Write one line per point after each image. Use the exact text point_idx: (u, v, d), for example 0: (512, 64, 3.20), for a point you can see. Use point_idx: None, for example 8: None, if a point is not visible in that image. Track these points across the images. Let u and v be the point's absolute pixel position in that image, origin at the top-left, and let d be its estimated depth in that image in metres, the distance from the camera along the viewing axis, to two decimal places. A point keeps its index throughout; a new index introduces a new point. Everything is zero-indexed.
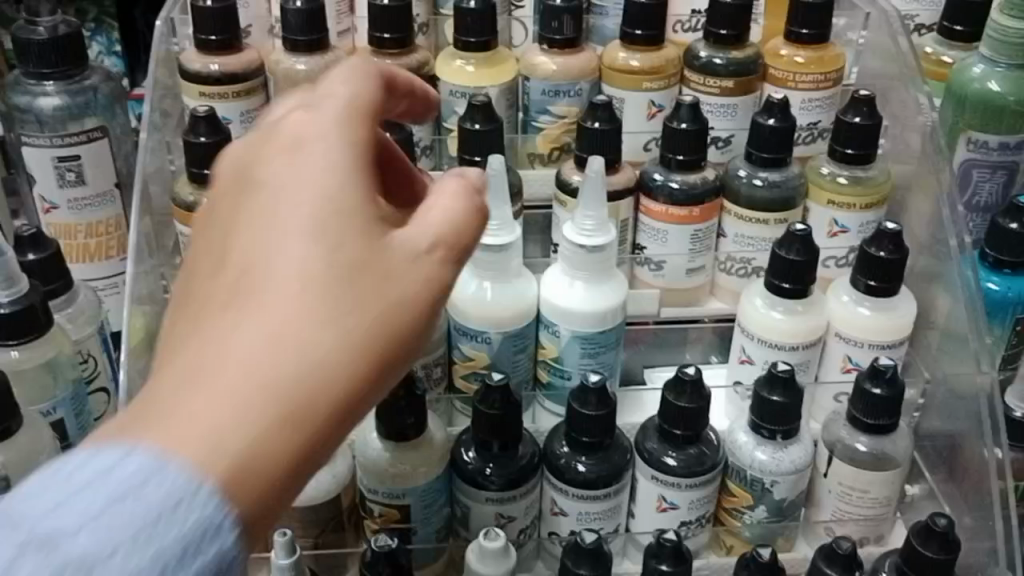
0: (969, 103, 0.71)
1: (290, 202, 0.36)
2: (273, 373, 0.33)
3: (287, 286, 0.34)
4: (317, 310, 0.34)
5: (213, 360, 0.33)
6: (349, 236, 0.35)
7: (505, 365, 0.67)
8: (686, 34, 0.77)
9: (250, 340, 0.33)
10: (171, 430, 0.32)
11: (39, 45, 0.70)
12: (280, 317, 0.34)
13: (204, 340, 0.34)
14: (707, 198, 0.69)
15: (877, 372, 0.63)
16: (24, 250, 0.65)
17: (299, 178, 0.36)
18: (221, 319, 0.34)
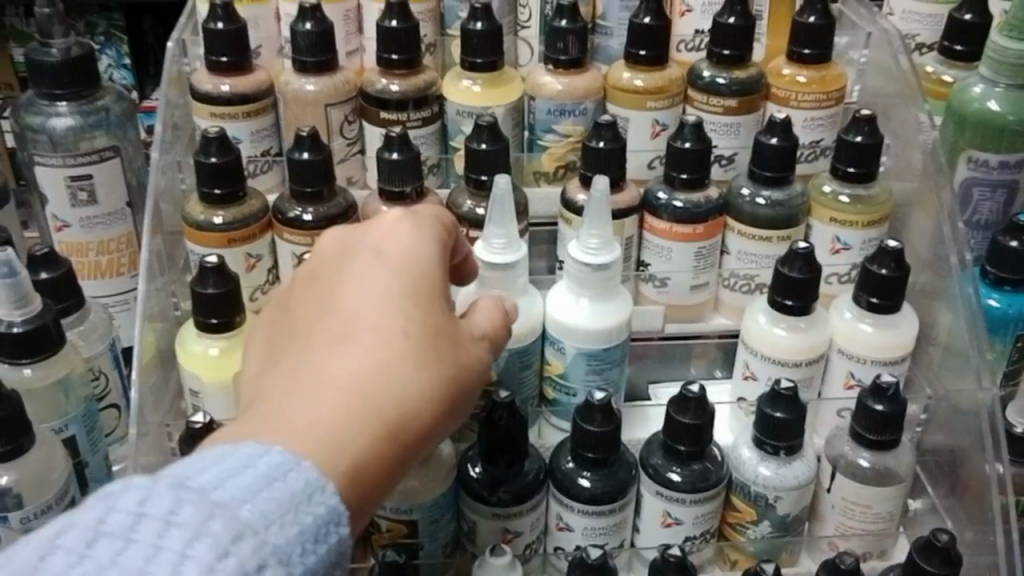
0: (969, 123, 0.71)
1: (391, 278, 0.48)
2: (377, 405, 0.44)
3: (390, 338, 0.45)
4: (409, 360, 0.45)
5: (333, 389, 0.43)
6: (432, 313, 0.47)
7: (511, 381, 0.68)
8: (689, 54, 0.78)
9: (363, 376, 0.44)
10: (302, 437, 0.42)
11: (52, 66, 0.71)
12: (384, 362, 0.45)
13: (326, 372, 0.44)
14: (711, 216, 0.70)
15: (878, 390, 0.64)
16: (38, 270, 0.66)
17: (399, 261, 0.49)
18: (339, 358, 0.45)
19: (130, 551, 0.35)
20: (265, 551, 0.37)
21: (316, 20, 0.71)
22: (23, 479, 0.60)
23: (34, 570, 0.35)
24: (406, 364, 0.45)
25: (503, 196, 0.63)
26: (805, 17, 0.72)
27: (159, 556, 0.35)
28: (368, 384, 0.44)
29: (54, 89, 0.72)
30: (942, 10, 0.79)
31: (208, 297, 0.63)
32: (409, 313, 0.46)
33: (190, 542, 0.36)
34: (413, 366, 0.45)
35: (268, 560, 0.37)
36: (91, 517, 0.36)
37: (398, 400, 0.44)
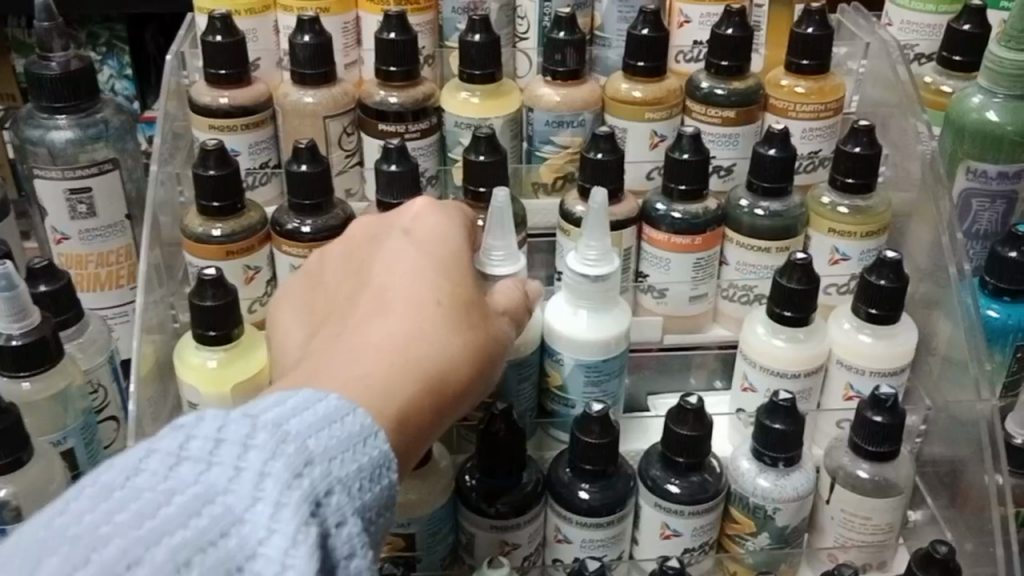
0: (968, 133, 0.71)
1: (421, 259, 0.51)
2: (418, 358, 0.46)
3: (427, 301, 0.48)
4: (445, 324, 0.48)
5: (376, 342, 0.46)
6: (462, 284, 0.50)
7: (511, 392, 0.68)
8: (688, 64, 0.78)
9: (404, 331, 0.47)
10: (349, 386, 0.43)
11: (51, 79, 0.72)
12: (423, 321, 0.47)
13: (368, 334, 0.46)
14: (709, 228, 0.70)
15: (877, 401, 0.64)
16: (37, 282, 0.66)
17: (430, 244, 0.53)
18: (380, 322, 0.47)
19: (210, 472, 0.37)
20: (332, 478, 0.39)
21: (314, 33, 0.71)
22: (21, 491, 0.60)
23: (122, 487, 0.36)
24: (444, 324, 0.48)
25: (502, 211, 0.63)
26: (804, 28, 0.72)
27: (240, 475, 0.37)
28: (409, 339, 0.47)
29: (53, 102, 0.72)
30: (940, 21, 0.79)
31: (206, 309, 0.63)
32: (442, 283, 0.50)
33: (267, 461, 0.38)
34: (449, 325, 0.48)
35: (335, 487, 0.39)
36: (172, 443, 0.38)
37: (436, 354, 0.47)
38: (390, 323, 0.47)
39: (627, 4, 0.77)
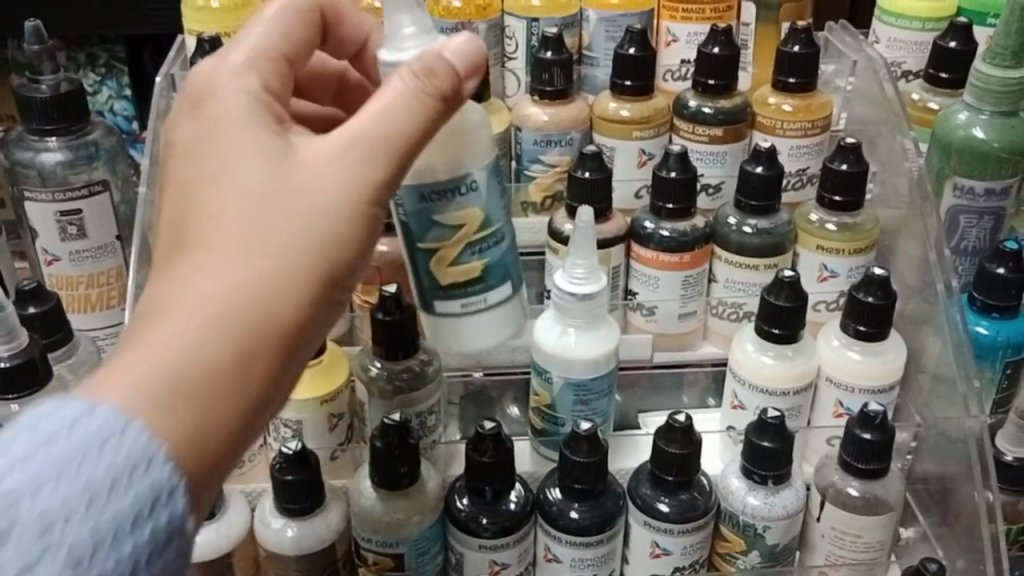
0: (954, 150, 0.71)
1: (220, 157, 0.45)
2: (245, 306, 0.42)
3: (237, 232, 0.43)
4: (244, 253, 0.43)
5: (192, 302, 0.42)
6: (276, 181, 0.45)
7: (495, 222, 0.58)
8: (676, 83, 0.79)
9: (197, 279, 0.42)
10: (142, 361, 0.40)
11: (41, 102, 0.72)
12: (236, 261, 0.43)
13: (167, 291, 0.43)
14: (697, 245, 0.70)
15: (866, 418, 0.64)
16: (26, 304, 0.66)
17: (231, 135, 0.45)
18: (179, 270, 0.43)
19: None
20: (19, 515, 0.35)
21: None
22: None
23: None
24: (260, 254, 0.43)
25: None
26: (790, 46, 0.73)
27: None
28: (226, 289, 0.42)
29: (44, 124, 0.73)
30: (927, 38, 0.79)
31: None
32: (256, 193, 0.44)
33: None
34: (269, 253, 0.43)
35: (21, 528, 0.35)
36: None
37: (267, 290, 0.43)
38: (207, 277, 0.42)
39: (615, 23, 0.78)
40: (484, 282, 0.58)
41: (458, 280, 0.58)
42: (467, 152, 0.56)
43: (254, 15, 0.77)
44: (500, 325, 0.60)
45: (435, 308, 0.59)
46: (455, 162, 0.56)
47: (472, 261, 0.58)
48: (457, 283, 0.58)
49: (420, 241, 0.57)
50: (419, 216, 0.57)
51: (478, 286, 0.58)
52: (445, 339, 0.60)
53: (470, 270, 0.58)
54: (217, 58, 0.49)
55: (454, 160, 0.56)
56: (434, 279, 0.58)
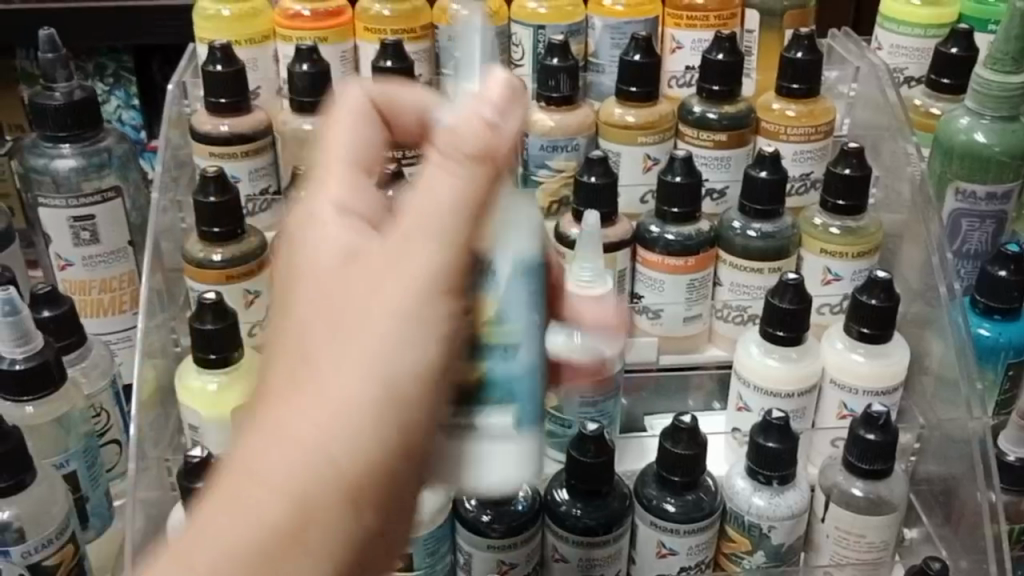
0: (956, 155, 0.72)
1: (289, 316, 0.45)
2: (309, 456, 0.42)
3: (300, 382, 0.43)
4: (302, 422, 0.42)
5: (261, 461, 0.42)
6: (333, 311, 0.44)
7: (520, 328, 0.52)
8: (680, 90, 0.80)
9: (261, 457, 0.42)
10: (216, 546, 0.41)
11: (55, 110, 0.73)
12: (299, 409, 0.43)
13: (239, 467, 0.42)
14: (702, 249, 0.71)
15: (870, 418, 0.65)
16: (40, 308, 0.67)
17: (301, 279, 0.46)
18: (251, 443, 0.43)
19: None
20: None
21: (312, 62, 0.73)
22: (25, 513, 0.61)
23: None
24: (319, 400, 0.43)
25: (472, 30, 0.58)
26: (793, 52, 0.74)
27: None
28: (291, 441, 0.42)
29: (58, 131, 0.74)
30: (928, 44, 0.80)
31: (207, 332, 0.64)
32: (314, 331, 0.44)
33: None
34: (327, 394, 0.43)
35: None
36: None
37: (331, 434, 0.42)
38: (273, 433, 0.42)
39: (620, 30, 0.79)
40: (485, 394, 0.51)
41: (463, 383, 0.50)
42: (507, 236, 0.51)
43: (264, 24, 0.78)
44: (484, 459, 0.51)
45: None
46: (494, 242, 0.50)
47: (480, 364, 0.51)
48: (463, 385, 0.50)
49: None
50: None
51: (477, 395, 0.51)
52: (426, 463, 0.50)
53: (476, 374, 0.51)
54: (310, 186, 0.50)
55: (495, 241, 0.50)
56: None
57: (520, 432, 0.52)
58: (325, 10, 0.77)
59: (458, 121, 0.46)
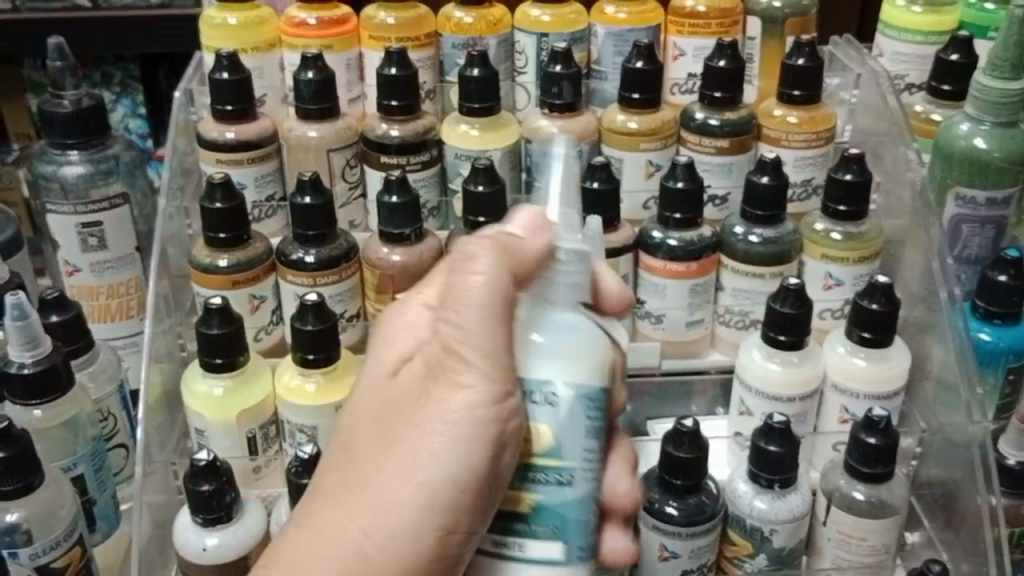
0: (956, 160, 0.73)
1: (358, 411, 0.53)
2: (355, 560, 0.49)
3: (358, 484, 0.51)
4: (363, 514, 0.50)
5: (310, 563, 0.50)
6: (389, 420, 0.52)
7: (570, 457, 0.50)
8: (682, 96, 0.81)
9: (326, 535, 0.50)
10: None
11: (64, 117, 0.74)
12: (353, 515, 0.50)
13: (304, 544, 0.51)
14: (703, 254, 0.72)
15: (870, 422, 0.65)
16: (48, 312, 0.68)
17: (373, 378, 0.54)
18: (315, 527, 0.51)
19: None
20: None
21: (317, 69, 0.73)
22: (32, 515, 0.62)
23: None
24: (370, 509, 0.50)
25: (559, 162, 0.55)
26: (794, 59, 0.74)
27: None
28: (339, 546, 0.50)
29: (66, 138, 0.75)
30: (929, 51, 0.81)
31: (213, 337, 0.65)
32: (374, 435, 0.52)
33: None
34: (376, 503, 0.50)
35: None
36: None
37: (374, 540, 0.49)
38: (330, 536, 0.50)
39: (623, 38, 0.79)
40: (528, 522, 0.50)
41: (504, 509, 0.51)
42: (558, 362, 0.50)
43: (270, 32, 0.79)
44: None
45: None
46: (541, 368, 0.50)
47: (522, 490, 0.51)
48: (504, 511, 0.51)
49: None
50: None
51: (520, 524, 0.51)
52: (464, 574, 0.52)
53: (517, 499, 0.51)
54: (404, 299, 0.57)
55: (545, 368, 0.50)
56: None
57: (563, 565, 0.50)
58: (330, 19, 0.77)
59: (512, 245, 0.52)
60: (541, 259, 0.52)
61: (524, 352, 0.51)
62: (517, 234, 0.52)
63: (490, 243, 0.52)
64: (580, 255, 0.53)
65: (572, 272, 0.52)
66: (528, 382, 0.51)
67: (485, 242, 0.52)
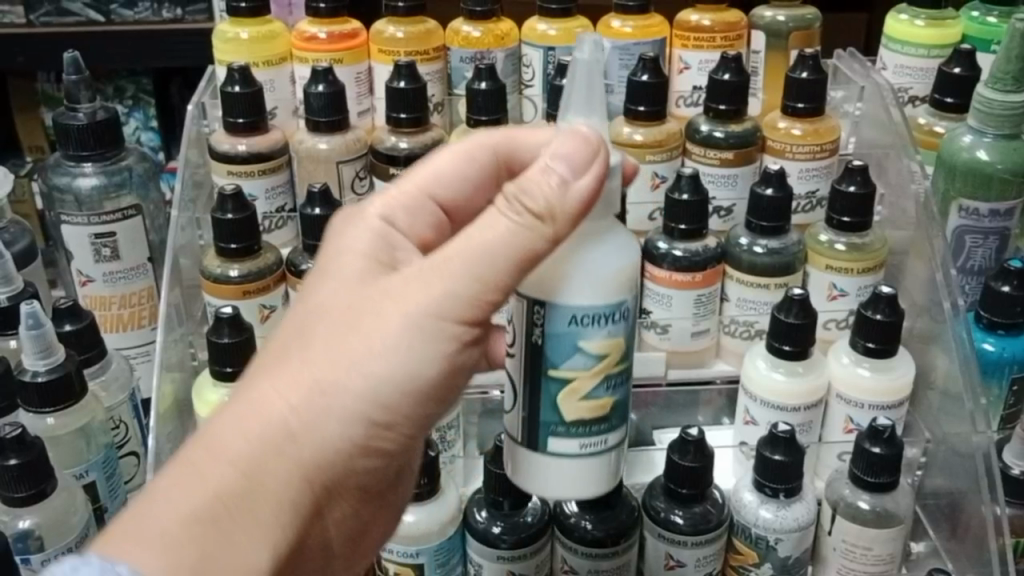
0: (958, 172, 0.73)
1: (311, 297, 0.49)
2: (280, 437, 0.45)
3: (293, 362, 0.47)
4: (297, 396, 0.46)
5: (226, 434, 0.45)
6: (340, 309, 0.48)
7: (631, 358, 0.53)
8: (688, 109, 0.82)
9: (253, 413, 0.45)
10: (176, 475, 0.44)
11: (78, 129, 0.75)
12: (285, 389, 0.46)
13: (226, 418, 0.46)
14: (708, 265, 0.72)
15: (875, 432, 0.65)
16: (62, 322, 0.69)
17: (332, 268, 0.50)
18: (240, 400, 0.46)
19: None
20: None
21: (328, 82, 0.74)
22: (43, 522, 0.62)
23: None
24: (304, 387, 0.46)
25: (584, 68, 0.51)
26: (798, 72, 0.75)
27: None
28: (263, 419, 0.45)
29: (80, 150, 0.76)
30: (932, 64, 0.82)
31: (223, 345, 0.66)
32: (321, 318, 0.48)
33: None
34: (316, 386, 0.46)
35: None
36: None
37: (304, 421, 0.46)
38: (254, 407, 0.46)
39: (629, 51, 0.80)
40: (608, 423, 0.53)
41: (582, 418, 0.52)
42: (624, 278, 0.51)
43: (282, 46, 0.80)
44: (600, 478, 0.54)
45: (548, 446, 0.53)
46: (612, 288, 0.50)
47: (603, 397, 0.52)
48: (581, 420, 0.52)
49: (555, 367, 0.51)
50: (564, 339, 0.51)
51: (601, 427, 0.53)
52: (544, 482, 0.53)
53: (598, 407, 0.52)
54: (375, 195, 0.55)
55: (615, 288, 0.50)
56: (556, 413, 0.52)
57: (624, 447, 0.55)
58: (341, 33, 0.79)
59: (536, 172, 0.49)
60: (580, 211, 0.49)
61: (587, 278, 0.50)
62: (561, 176, 0.49)
63: (525, 180, 0.49)
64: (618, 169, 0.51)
65: (614, 189, 0.51)
66: (586, 304, 0.50)
67: (526, 182, 0.48)
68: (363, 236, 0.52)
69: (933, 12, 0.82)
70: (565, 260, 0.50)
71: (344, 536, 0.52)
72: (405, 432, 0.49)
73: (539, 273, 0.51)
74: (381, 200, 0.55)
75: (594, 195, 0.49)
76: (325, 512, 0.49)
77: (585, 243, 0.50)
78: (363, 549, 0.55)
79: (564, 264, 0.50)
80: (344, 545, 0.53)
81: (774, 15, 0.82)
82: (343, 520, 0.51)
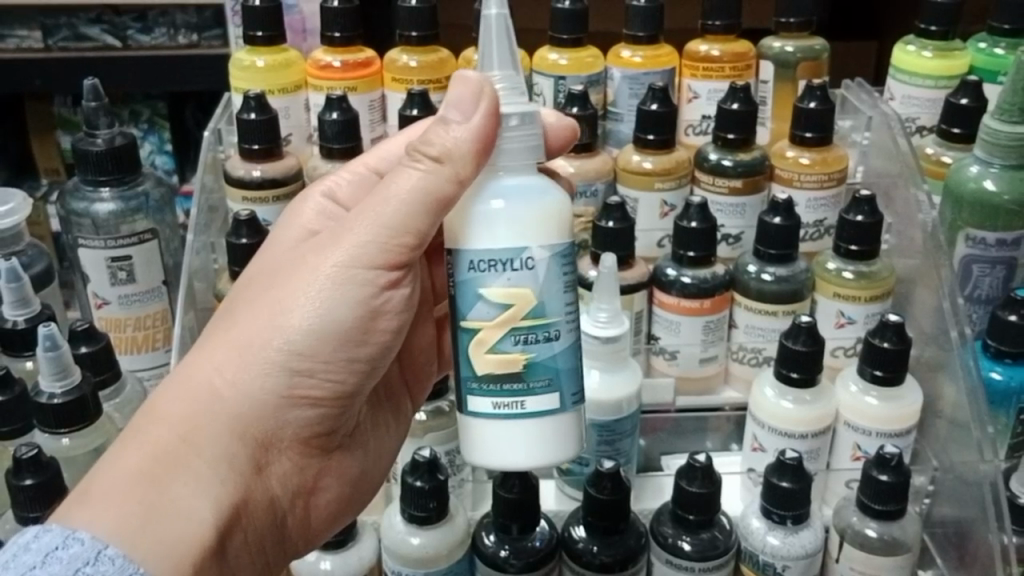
0: (966, 203, 0.74)
1: (246, 284, 0.56)
2: (205, 395, 0.51)
3: (222, 331, 0.53)
4: (219, 359, 0.52)
5: (163, 404, 0.51)
6: (267, 283, 0.54)
7: (548, 314, 0.52)
8: (697, 137, 0.83)
9: (183, 381, 0.51)
10: (122, 443, 0.50)
11: (97, 154, 0.77)
12: (213, 358, 0.52)
13: (166, 392, 0.52)
14: (717, 292, 0.73)
15: (882, 460, 0.66)
16: (78, 343, 0.70)
17: (271, 255, 0.58)
18: (175, 374, 0.52)
19: None
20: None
21: (342, 110, 0.75)
22: None
23: None
24: (227, 349, 0.52)
25: (495, 25, 0.53)
26: (806, 102, 0.76)
27: None
28: (191, 383, 0.51)
29: (98, 175, 0.77)
30: (939, 94, 0.83)
31: None
32: (252, 292, 0.55)
33: None
34: (237, 347, 0.52)
35: None
36: None
37: (225, 378, 0.52)
38: (185, 375, 0.52)
39: (638, 80, 0.81)
40: (523, 381, 0.52)
41: (493, 373, 0.52)
42: (528, 224, 0.51)
43: (297, 74, 0.81)
44: (526, 441, 0.53)
45: (467, 403, 0.54)
46: (512, 232, 0.51)
47: (513, 352, 0.52)
48: (492, 375, 0.53)
49: (463, 318, 0.53)
50: (467, 286, 0.52)
51: (515, 384, 0.52)
52: (468, 443, 0.54)
53: (509, 362, 0.52)
54: (330, 177, 0.65)
55: (515, 233, 0.51)
56: (469, 367, 0.53)
57: (559, 415, 0.53)
58: (354, 62, 0.80)
59: (433, 126, 0.53)
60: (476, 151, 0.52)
61: (488, 223, 0.51)
62: (455, 123, 0.52)
63: (429, 133, 0.53)
64: (528, 117, 0.53)
65: (519, 137, 0.52)
66: (486, 248, 0.51)
67: (429, 134, 0.53)
68: (311, 216, 0.62)
69: (940, 44, 0.83)
70: (468, 206, 0.52)
71: (295, 492, 0.57)
72: (331, 377, 0.54)
73: (449, 221, 0.53)
74: (320, 191, 0.63)
75: (490, 135, 0.52)
76: (268, 467, 0.54)
77: (489, 190, 0.52)
78: (319, 506, 0.60)
79: (466, 210, 0.52)
80: (298, 502, 0.58)
81: (783, 45, 0.83)
82: (290, 474, 0.56)
